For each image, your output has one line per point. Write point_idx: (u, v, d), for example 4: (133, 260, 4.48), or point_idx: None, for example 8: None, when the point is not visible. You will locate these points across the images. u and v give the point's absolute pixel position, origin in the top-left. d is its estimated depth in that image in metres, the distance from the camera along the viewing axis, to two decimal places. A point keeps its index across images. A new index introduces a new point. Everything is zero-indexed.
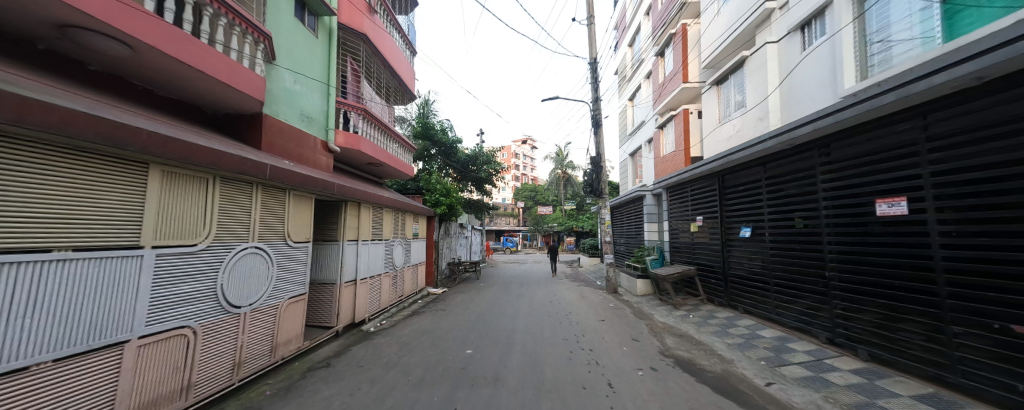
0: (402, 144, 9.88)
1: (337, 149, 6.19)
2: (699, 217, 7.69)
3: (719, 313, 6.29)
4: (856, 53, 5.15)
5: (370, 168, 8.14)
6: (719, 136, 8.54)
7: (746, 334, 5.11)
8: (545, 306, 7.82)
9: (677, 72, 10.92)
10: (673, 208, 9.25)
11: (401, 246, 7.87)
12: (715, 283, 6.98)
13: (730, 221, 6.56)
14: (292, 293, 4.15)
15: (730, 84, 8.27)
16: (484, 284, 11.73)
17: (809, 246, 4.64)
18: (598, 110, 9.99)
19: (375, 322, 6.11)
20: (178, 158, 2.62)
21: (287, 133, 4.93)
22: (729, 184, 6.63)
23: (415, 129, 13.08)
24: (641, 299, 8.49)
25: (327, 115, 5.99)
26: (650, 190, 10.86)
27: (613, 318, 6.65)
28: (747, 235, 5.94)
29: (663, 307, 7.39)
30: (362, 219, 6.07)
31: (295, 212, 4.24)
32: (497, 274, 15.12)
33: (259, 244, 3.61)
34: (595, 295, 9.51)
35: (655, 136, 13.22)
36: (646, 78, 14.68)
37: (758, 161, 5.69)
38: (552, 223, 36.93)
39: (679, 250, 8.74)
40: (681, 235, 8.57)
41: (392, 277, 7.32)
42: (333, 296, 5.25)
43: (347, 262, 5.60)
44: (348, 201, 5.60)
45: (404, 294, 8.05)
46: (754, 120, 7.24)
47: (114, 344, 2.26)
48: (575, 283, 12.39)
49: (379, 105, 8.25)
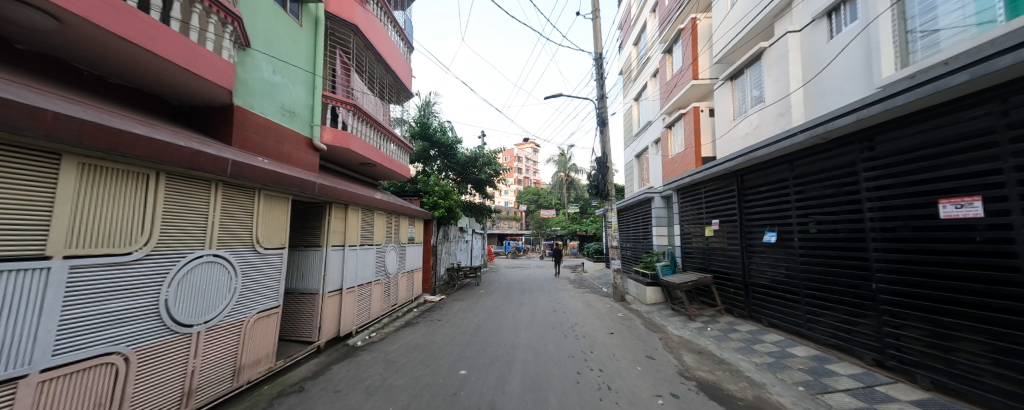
0: (398, 144, 9.43)
1: (324, 147, 5.74)
2: (714, 220, 7.15)
3: (740, 326, 5.73)
4: (895, 38, 4.61)
5: (363, 168, 7.70)
6: (734, 135, 8.01)
7: (775, 352, 4.55)
8: (548, 316, 7.29)
9: (687, 69, 10.40)
10: (685, 211, 8.70)
11: (395, 251, 7.40)
12: (734, 292, 6.41)
13: (751, 225, 6.01)
14: (261, 307, 3.65)
15: (745, 79, 7.75)
16: (485, 291, 11.17)
17: (848, 253, 4.09)
18: (603, 108, 9.48)
19: (363, 335, 5.60)
20: (103, 149, 2.15)
21: (263, 129, 4.47)
22: (749, 184, 6.10)
23: (413, 129, 12.66)
24: (651, 309, 7.92)
25: (313, 110, 5.54)
26: (658, 192, 10.35)
27: (623, 331, 6.09)
28: (772, 241, 5.39)
29: (676, 318, 6.83)
30: (350, 223, 5.61)
31: (268, 215, 3.78)
32: (498, 280, 14.56)
33: (218, 251, 3.13)
34: (601, 304, 8.95)
35: (663, 136, 12.70)
36: (652, 77, 14.18)
37: (784, 159, 5.16)
38: (555, 227, 36.42)
39: (692, 256, 8.17)
40: (694, 240, 8.03)
41: (384, 285, 6.84)
42: (314, 308, 4.77)
43: (332, 270, 5.13)
44: (333, 203, 5.12)
45: (398, 303, 7.56)
46: (774, 116, 6.72)
47: (4, 380, 1.74)
48: (580, 289, 11.83)
49: (373, 102, 7.82)
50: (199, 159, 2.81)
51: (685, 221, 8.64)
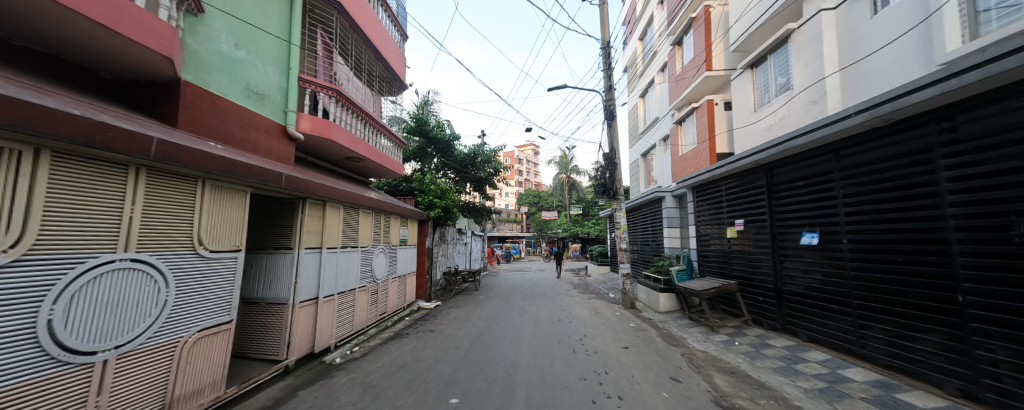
0: (391, 139, 8.78)
1: (301, 136, 5.08)
2: (737, 220, 6.47)
3: (774, 341, 5.00)
4: (962, 5, 3.90)
5: (350, 164, 7.05)
6: (756, 127, 7.32)
7: (825, 375, 3.82)
8: (553, 326, 6.59)
9: (700, 60, 9.77)
10: (701, 211, 8.00)
11: (384, 254, 6.72)
12: (763, 301, 5.71)
13: (783, 225, 5.32)
14: (204, 323, 2.97)
15: (769, 65, 7.10)
16: (483, 297, 10.48)
17: (923, 258, 3.37)
18: (611, 100, 8.83)
19: (343, 350, 4.91)
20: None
21: (222, 111, 3.81)
22: (779, 179, 5.42)
23: (409, 126, 12.01)
24: (665, 318, 7.21)
25: (288, 93, 4.89)
26: (670, 191, 9.69)
27: (639, 345, 5.37)
28: (811, 243, 4.69)
29: (696, 329, 6.12)
30: (330, 221, 4.95)
31: (216, 210, 3.10)
32: (498, 284, 13.84)
33: (138, 254, 2.43)
34: (610, 311, 8.24)
35: (673, 132, 12.04)
36: (660, 71, 13.54)
37: (829, 148, 4.45)
38: (557, 229, 35.70)
39: (711, 260, 7.46)
40: (713, 242, 7.34)
41: (371, 292, 6.17)
42: (283, 321, 4.11)
43: (307, 276, 4.46)
44: (307, 198, 4.45)
45: (388, 312, 6.88)
46: (805, 105, 6.04)
47: None
48: (585, 295, 11.08)
49: (361, 91, 7.16)
50: (111, 137, 2.14)
51: (702, 222, 7.93)
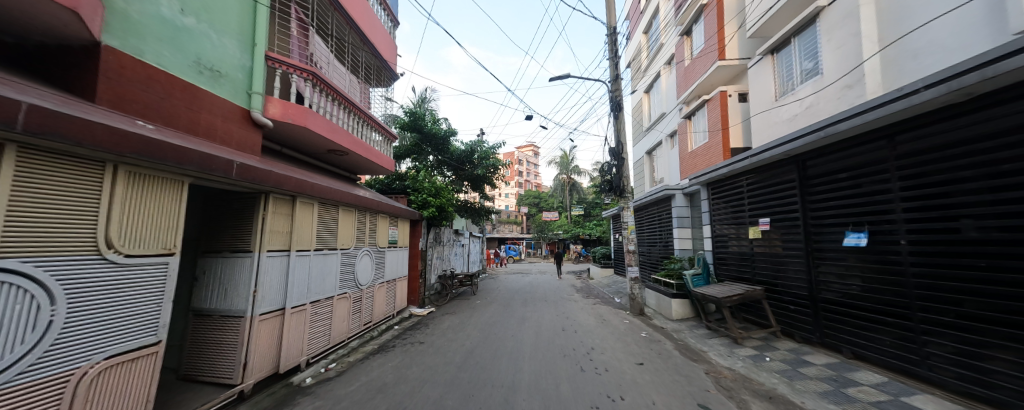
0: (381, 132, 8.16)
1: (269, 122, 4.45)
2: (761, 219, 5.82)
3: (812, 357, 4.35)
4: None
5: (333, 158, 6.43)
6: (778, 118, 6.68)
7: (887, 402, 3.15)
8: (556, 336, 5.94)
9: (712, 49, 9.16)
10: (717, 210, 7.36)
11: (369, 257, 6.09)
12: (794, 310, 5.05)
13: (819, 224, 4.67)
14: (117, 346, 2.34)
15: (793, 49, 6.48)
16: (481, 302, 9.83)
17: (1019, 262, 2.72)
18: (617, 91, 8.19)
19: (316, 368, 4.27)
20: None
21: (163, 86, 3.18)
22: (813, 172, 4.78)
23: (402, 120, 11.36)
24: (680, 327, 6.55)
25: (253, 73, 4.27)
26: (680, 189, 9.09)
27: (656, 361, 4.71)
28: (857, 245, 4.05)
29: (717, 341, 5.46)
30: (302, 219, 4.30)
31: (136, 202, 2.46)
32: (497, 288, 13.19)
33: (7, 260, 1.76)
34: (617, 319, 7.59)
35: (681, 128, 11.42)
36: (667, 64, 12.93)
37: (882, 133, 3.78)
38: (557, 230, 35.02)
39: (729, 263, 6.82)
40: (733, 243, 6.69)
41: (354, 300, 5.54)
42: (240, 338, 3.47)
43: (271, 284, 3.82)
44: (271, 192, 3.81)
45: (375, 320, 6.25)
46: (838, 90, 5.43)
47: None
48: (589, 300, 10.43)
49: (345, 77, 6.54)
50: None
51: (719, 221, 7.27)
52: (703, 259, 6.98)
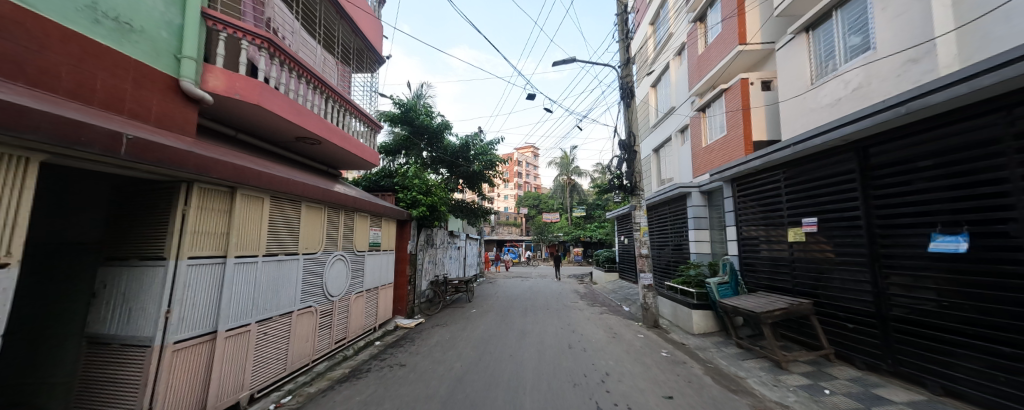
0: (364, 122, 7.30)
1: (207, 96, 3.56)
2: (804, 219, 4.94)
3: (886, 392, 3.45)
4: None
5: (302, 148, 5.56)
6: (818, 103, 5.84)
7: None
8: (562, 357, 5.03)
9: (731, 33, 8.35)
10: (745, 210, 6.49)
11: (343, 263, 5.21)
12: (853, 330, 4.15)
13: (888, 224, 3.79)
14: None
15: (835, 24, 5.66)
16: (477, 311, 8.91)
17: None
18: (628, 77, 7.37)
19: (260, 406, 3.35)
20: None
21: (31, 31, 2.23)
22: (879, 160, 3.91)
23: (392, 113, 10.49)
24: (705, 345, 5.66)
25: (181, 33, 3.41)
26: (697, 186, 8.27)
27: (687, 393, 3.82)
28: (946, 250, 3.16)
29: (756, 366, 4.56)
30: (244, 217, 3.38)
31: None
32: (495, 294, 12.28)
33: None
34: (630, 332, 6.69)
35: (694, 122, 10.58)
36: (677, 55, 12.10)
37: (994, 104, 2.89)
38: (558, 232, 34.12)
39: (762, 270, 5.92)
40: (767, 247, 5.80)
41: (321, 315, 4.63)
42: (146, 376, 2.56)
43: (196, 301, 2.91)
44: (196, 181, 2.90)
45: (350, 337, 5.36)
46: (897, 67, 4.58)
47: None
48: (595, 308, 9.53)
49: (314, 53, 5.71)
50: None
51: (747, 223, 6.41)
52: (731, 266, 6.04)
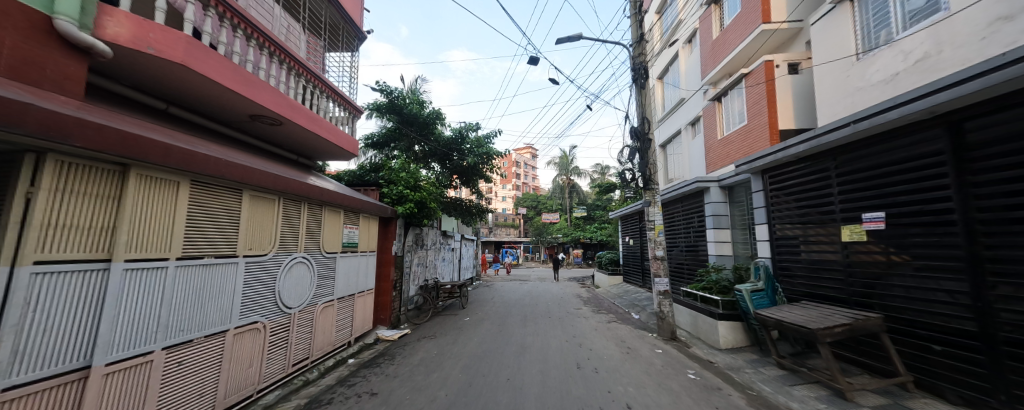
0: (339, 104, 6.36)
1: (102, 47, 2.65)
2: (863, 215, 4.09)
3: None
4: None
5: (261, 128, 4.66)
6: (868, 81, 5.00)
7: None
8: (571, 381, 4.17)
9: (752, 11, 7.54)
10: (779, 206, 5.62)
11: (305, 267, 4.31)
12: (943, 354, 3.28)
13: (997, 219, 2.92)
14: None
15: None
16: (471, 319, 8.00)
17: None
18: (641, 56, 6.56)
19: None
20: None
21: None
22: (978, 137, 3.06)
23: (379, 102, 9.62)
24: (737, 364, 4.79)
25: None
26: (716, 181, 7.45)
27: None
28: None
29: (811, 395, 3.69)
30: (142, 207, 2.42)
31: None
32: (492, 299, 11.36)
33: None
34: (645, 346, 5.81)
35: (708, 112, 9.74)
36: (688, 43, 11.28)
37: None
38: (557, 234, 33.22)
39: (804, 276, 5.06)
40: (811, 249, 4.94)
41: (273, 332, 3.73)
42: None
43: (51, 327, 1.92)
44: (55, 152, 1.95)
45: (314, 356, 4.45)
46: (982, 26, 3.74)
47: None
48: (601, 316, 8.65)
49: (269, 12, 4.82)
50: None
51: (782, 220, 5.54)
52: (767, 270, 5.09)
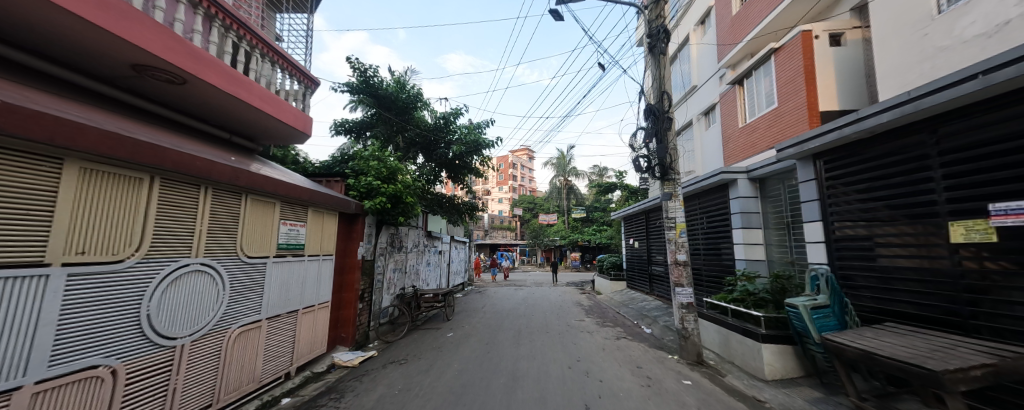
0: (288, 70, 5.08)
1: None
2: (988, 206, 2.92)
3: None
4: None
5: (158, 87, 3.43)
6: (958, 37, 3.90)
7: None
8: None
9: None
10: (839, 200, 4.47)
11: (204, 279, 3.07)
12: None
13: None
14: None
15: None
16: (454, 335, 6.73)
17: None
18: (660, 18, 5.46)
19: None
20: None
21: None
22: None
23: (353, 83, 8.40)
24: (797, 406, 3.60)
25: None
26: (744, 172, 6.32)
27: None
28: None
29: None
30: None
31: None
32: (483, 309, 10.08)
33: None
34: (668, 375, 4.60)
35: (727, 97, 8.63)
36: (702, 24, 10.19)
37: None
38: (555, 237, 31.96)
39: (878, 289, 3.89)
40: (891, 254, 3.78)
41: (137, 377, 2.46)
42: None
43: None
44: None
45: (223, 402, 3.21)
46: None
47: None
48: (607, 330, 7.43)
49: None
50: None
51: (846, 217, 4.38)
52: (832, 281, 3.91)
